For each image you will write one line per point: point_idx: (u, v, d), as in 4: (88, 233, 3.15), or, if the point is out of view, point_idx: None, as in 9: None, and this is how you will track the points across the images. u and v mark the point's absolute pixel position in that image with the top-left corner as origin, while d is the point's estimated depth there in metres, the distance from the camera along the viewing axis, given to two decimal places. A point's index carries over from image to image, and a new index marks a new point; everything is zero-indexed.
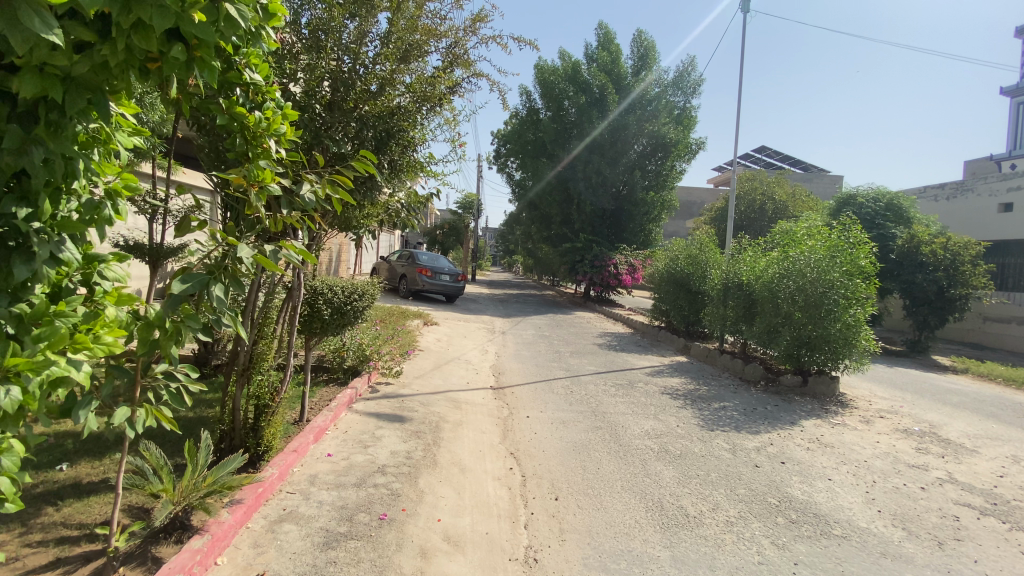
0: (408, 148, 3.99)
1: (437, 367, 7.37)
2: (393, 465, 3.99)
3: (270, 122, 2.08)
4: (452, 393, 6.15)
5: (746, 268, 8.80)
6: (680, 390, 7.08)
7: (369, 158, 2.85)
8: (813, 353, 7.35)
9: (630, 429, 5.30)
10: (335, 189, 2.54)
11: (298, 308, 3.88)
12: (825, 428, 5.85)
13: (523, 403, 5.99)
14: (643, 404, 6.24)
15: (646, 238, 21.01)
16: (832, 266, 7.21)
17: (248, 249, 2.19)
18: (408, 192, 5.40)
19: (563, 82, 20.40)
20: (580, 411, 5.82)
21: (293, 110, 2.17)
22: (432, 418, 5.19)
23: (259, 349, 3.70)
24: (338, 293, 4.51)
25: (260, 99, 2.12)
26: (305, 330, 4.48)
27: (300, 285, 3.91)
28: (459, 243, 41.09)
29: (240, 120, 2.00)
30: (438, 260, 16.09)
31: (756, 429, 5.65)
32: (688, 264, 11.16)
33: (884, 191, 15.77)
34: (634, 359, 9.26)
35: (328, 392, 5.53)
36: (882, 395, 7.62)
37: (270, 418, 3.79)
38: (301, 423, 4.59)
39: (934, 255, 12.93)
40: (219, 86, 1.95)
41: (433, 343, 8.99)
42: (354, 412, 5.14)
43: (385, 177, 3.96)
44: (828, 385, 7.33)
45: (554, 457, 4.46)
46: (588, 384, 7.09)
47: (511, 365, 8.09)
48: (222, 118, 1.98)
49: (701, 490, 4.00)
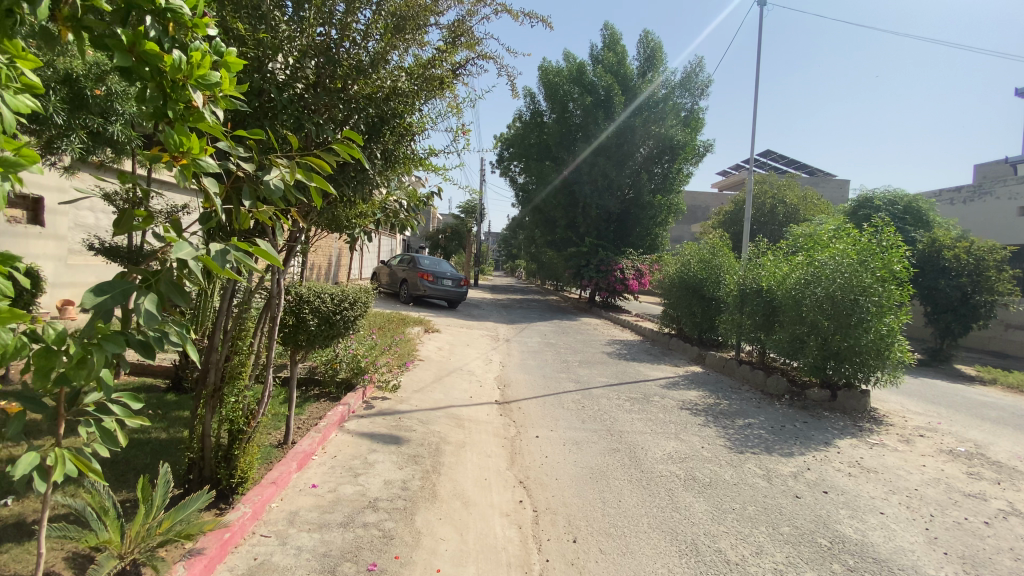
0: (405, 136, 3.52)
1: (439, 379, 6.86)
2: (386, 499, 3.49)
3: (197, 66, 1.61)
4: (455, 409, 5.64)
5: (766, 273, 8.29)
6: (700, 405, 6.57)
7: (357, 138, 2.33)
8: (842, 365, 6.84)
9: (652, 451, 4.79)
10: (307, 174, 2.02)
11: (277, 320, 3.38)
12: (863, 450, 5.36)
13: (531, 421, 5.47)
14: (662, 422, 5.72)
15: (653, 242, 20.54)
16: (863, 271, 6.71)
17: (187, 249, 1.69)
18: (408, 190, 4.92)
19: (568, 84, 19.95)
20: (594, 430, 5.30)
21: (232, 57, 1.71)
22: (432, 439, 4.69)
23: (231, 366, 3.21)
24: (327, 302, 4.00)
25: (188, 40, 1.67)
26: (290, 343, 3.99)
27: (280, 294, 3.37)
28: (461, 247, 40.67)
29: (153, 63, 1.55)
30: (439, 264, 15.63)
31: (789, 452, 5.12)
32: (701, 269, 10.66)
33: (901, 194, 15.28)
34: (646, 369, 8.74)
35: (318, 409, 5.04)
36: (916, 410, 7.09)
37: (244, 444, 3.28)
38: (286, 445, 4.11)
39: (956, 260, 12.43)
40: (122, 16, 1.52)
41: (435, 352, 8.51)
42: (345, 432, 4.64)
43: (378, 169, 3.46)
44: (858, 400, 6.83)
45: (569, 486, 3.95)
46: (601, 398, 6.57)
47: (517, 376, 7.61)
48: (123, 58, 1.53)
49: (739, 528, 3.49)
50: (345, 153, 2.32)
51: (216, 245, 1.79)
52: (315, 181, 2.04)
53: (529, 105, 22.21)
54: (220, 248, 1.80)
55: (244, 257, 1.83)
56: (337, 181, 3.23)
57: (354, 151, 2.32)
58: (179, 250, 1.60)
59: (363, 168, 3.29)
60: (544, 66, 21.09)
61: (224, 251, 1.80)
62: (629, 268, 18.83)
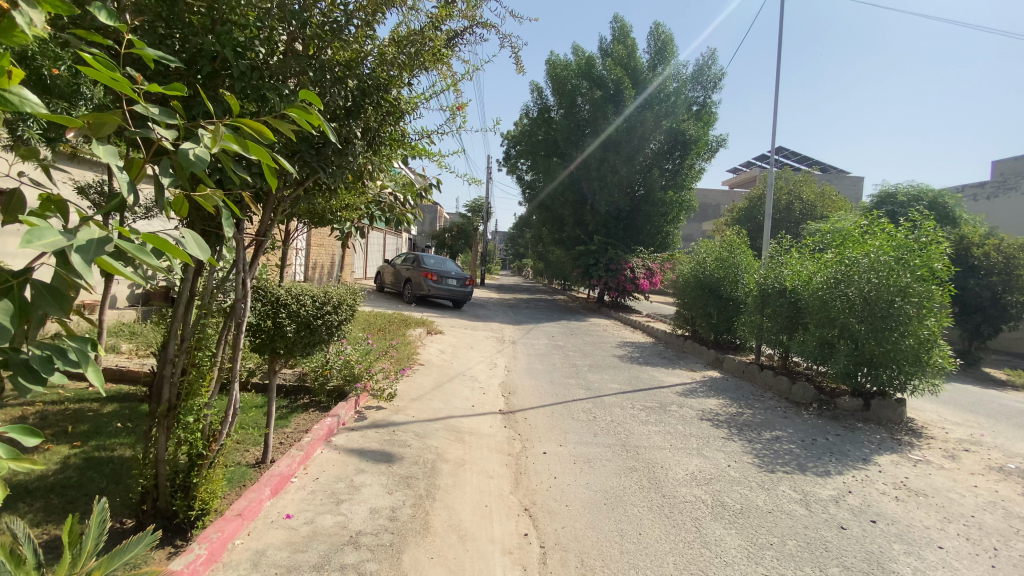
0: (392, 114, 3.05)
1: (439, 386, 6.39)
2: (370, 534, 3.02)
3: None
4: (454, 421, 5.16)
5: (791, 272, 7.73)
6: (721, 415, 6.05)
7: (316, 101, 1.80)
8: (876, 371, 6.30)
9: (673, 471, 4.30)
10: (238, 140, 1.49)
11: (244, 327, 2.91)
12: (906, 468, 4.84)
13: (538, 434, 4.99)
14: (682, 436, 5.20)
15: (664, 240, 19.99)
16: (901, 269, 6.15)
17: (51, 235, 1.20)
18: (404, 180, 4.39)
19: (576, 78, 19.37)
20: (607, 445, 4.80)
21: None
22: (428, 456, 4.23)
23: (189, 380, 2.76)
24: (306, 305, 3.52)
25: None
26: (266, 351, 3.54)
27: (246, 298, 2.89)
28: (468, 246, 40.28)
29: None
30: (444, 263, 15.16)
31: (825, 472, 4.58)
32: (718, 267, 10.12)
33: (925, 189, 14.57)
34: (661, 374, 8.21)
35: (303, 422, 4.60)
36: (955, 420, 6.53)
37: (205, 470, 2.88)
38: (264, 465, 3.69)
39: (986, 258, 11.78)
40: None
41: (436, 356, 8.05)
42: (331, 448, 4.19)
43: (362, 153, 3.00)
44: (894, 411, 6.29)
45: (581, 515, 3.46)
46: (613, 407, 6.06)
47: (523, 382, 7.13)
48: None
49: (781, 570, 2.98)
50: (302, 120, 1.79)
51: (96, 233, 1.27)
52: (254, 152, 1.50)
53: (537, 100, 21.66)
54: (104, 238, 1.28)
55: (140, 250, 1.31)
56: (313, 164, 2.77)
57: (311, 117, 1.79)
58: (21, 236, 1.10)
59: (342, 150, 2.83)
60: (552, 60, 20.57)
61: (104, 240, 1.28)
62: (638, 267, 18.40)
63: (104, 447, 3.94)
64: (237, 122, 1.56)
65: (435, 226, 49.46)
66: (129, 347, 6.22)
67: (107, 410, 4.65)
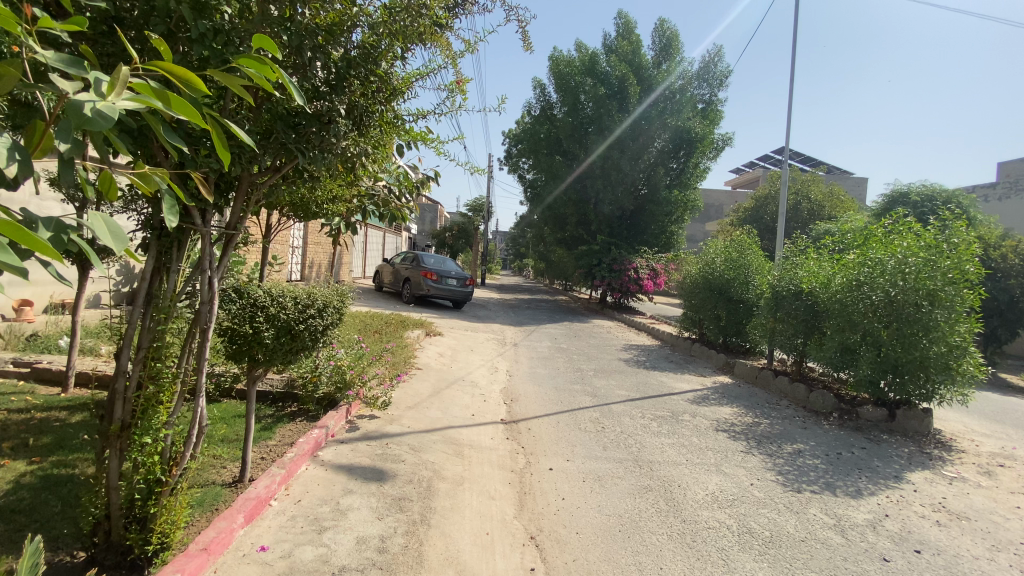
0: (381, 91, 2.69)
1: (437, 393, 6.00)
2: (355, 570, 2.64)
3: None
4: (453, 432, 4.78)
5: (808, 274, 7.36)
6: (737, 426, 5.68)
7: (271, 49, 1.45)
8: (903, 380, 5.94)
9: (691, 491, 3.93)
10: (162, 96, 1.13)
11: (211, 335, 2.53)
12: (942, 488, 4.49)
13: (544, 447, 4.62)
14: (698, 449, 4.83)
15: (668, 241, 19.64)
16: (929, 271, 5.77)
17: None
18: (399, 169, 3.99)
19: (580, 74, 18.91)
20: (619, 460, 4.42)
21: None
22: (424, 472, 3.87)
23: (145, 396, 2.40)
24: (287, 308, 3.14)
25: None
26: (244, 359, 3.19)
27: (211, 301, 2.51)
28: (468, 246, 39.87)
29: None
30: (444, 263, 14.79)
31: (857, 493, 4.21)
32: (727, 267, 9.73)
33: (939, 189, 14.17)
34: (670, 380, 7.83)
35: (289, 434, 4.25)
36: (984, 432, 6.16)
37: (165, 499, 2.51)
38: (242, 485, 3.33)
39: (1004, 260, 11.38)
40: None
41: (435, 359, 7.68)
42: (317, 464, 3.83)
43: (349, 135, 2.64)
44: (921, 422, 5.92)
45: (594, 545, 3.10)
46: (622, 416, 5.68)
47: (526, 388, 6.75)
48: None
49: None
50: (256, 74, 1.44)
51: None
52: (184, 112, 1.15)
53: (539, 97, 21.22)
54: None
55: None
56: (290, 147, 2.41)
57: (266, 70, 1.44)
58: None
59: (324, 131, 2.47)
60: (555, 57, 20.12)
61: None
62: (643, 267, 18.07)
63: (64, 464, 3.57)
64: (159, 70, 1.20)
65: (436, 225, 49.15)
66: (108, 350, 5.87)
67: (75, 420, 4.29)
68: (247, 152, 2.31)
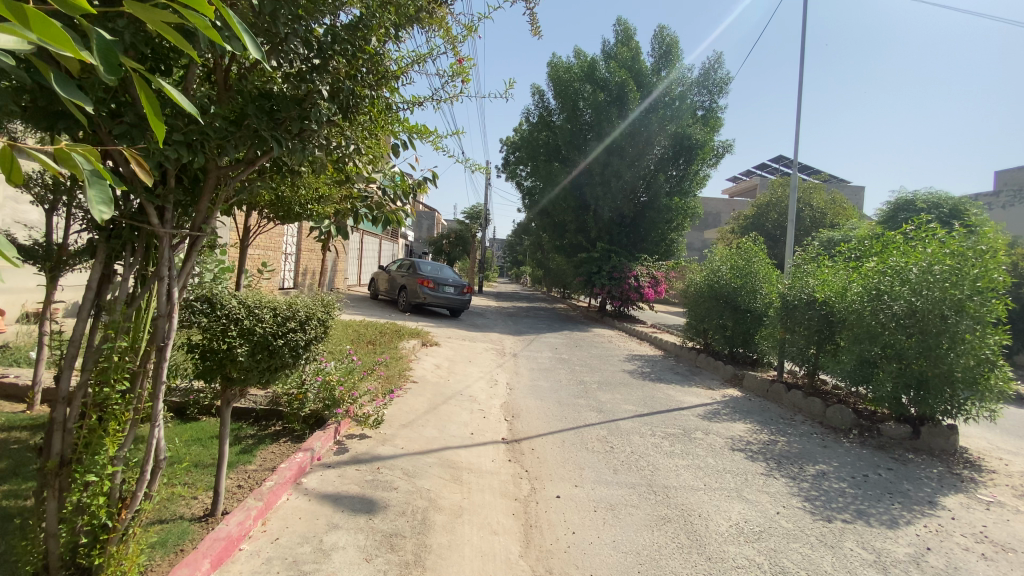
0: (370, 73, 2.35)
1: (433, 409, 5.62)
2: None
3: None
4: (450, 454, 4.40)
5: (822, 282, 7.04)
6: (754, 444, 5.33)
7: None
8: (928, 395, 5.60)
9: (713, 521, 3.56)
10: (24, 19, 0.94)
11: (170, 354, 2.12)
12: (981, 514, 4.14)
13: (549, 470, 4.25)
14: (716, 472, 4.47)
15: (669, 249, 19.37)
16: (956, 280, 5.46)
17: None
18: (394, 170, 3.56)
19: (580, 80, 18.67)
20: (631, 486, 4.04)
21: None
22: (419, 501, 3.50)
23: (88, 427, 2.04)
24: (264, 321, 2.76)
25: None
26: (216, 378, 2.83)
27: (169, 314, 2.10)
28: (466, 254, 39.48)
29: None
30: (442, 270, 14.41)
31: (892, 522, 3.85)
32: (734, 275, 9.40)
33: (945, 196, 13.99)
34: (677, 393, 7.47)
35: (271, 458, 3.86)
36: (1012, 450, 5.83)
37: (111, 547, 2.13)
38: (213, 520, 2.95)
39: (1017, 269, 11.13)
40: None
41: (431, 371, 7.29)
42: (300, 493, 3.44)
43: (334, 122, 2.30)
44: (948, 440, 5.57)
45: None
46: (631, 434, 5.32)
47: (527, 402, 6.38)
48: None
49: None
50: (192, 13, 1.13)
51: None
52: (56, 38, 0.96)
53: (538, 103, 20.99)
54: None
55: None
56: (263, 133, 2.05)
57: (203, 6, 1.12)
58: None
59: (304, 116, 2.13)
60: (554, 63, 19.91)
61: None
62: (643, 275, 17.78)
63: (16, 494, 3.16)
64: None
65: (433, 233, 48.85)
66: None
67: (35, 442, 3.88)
68: (211, 138, 1.96)
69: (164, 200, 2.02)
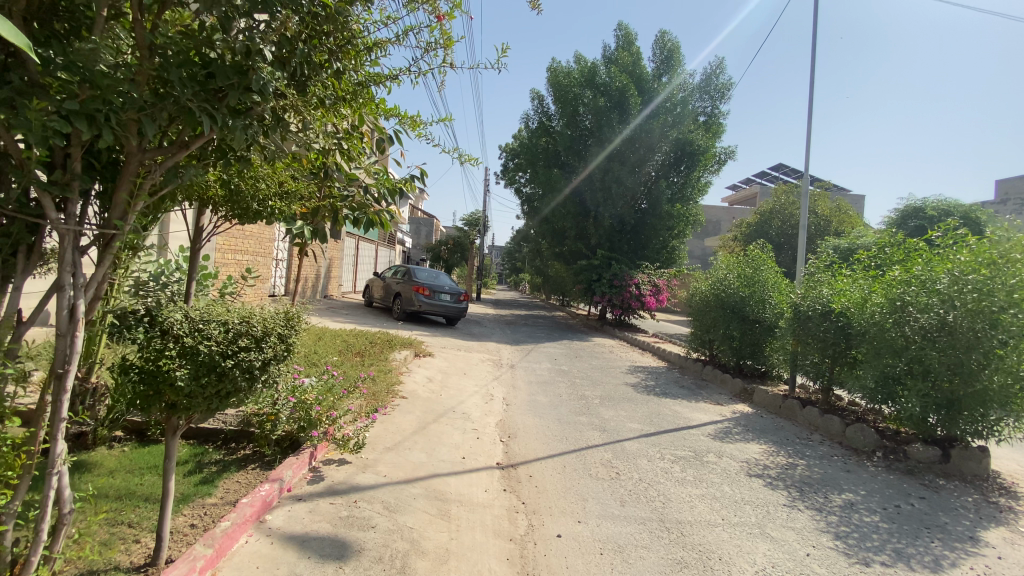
0: (330, 33, 2.04)
1: (423, 429, 5.16)
2: None
3: None
4: (437, 483, 3.94)
5: (838, 293, 6.63)
6: (771, 469, 4.88)
7: None
8: (959, 415, 5.16)
9: (737, 567, 3.10)
10: None
11: (72, 381, 1.69)
12: None
13: (548, 502, 3.80)
14: (733, 503, 4.02)
15: (670, 256, 18.96)
16: (988, 289, 5.04)
17: None
18: (376, 166, 3.15)
19: (580, 85, 18.38)
20: (641, 521, 3.59)
21: None
22: (398, 544, 3.04)
23: None
24: (213, 339, 2.34)
25: None
26: (156, 406, 2.40)
27: (73, 335, 1.67)
28: (464, 260, 39.08)
29: None
30: (438, 277, 13.96)
31: (935, 564, 3.39)
32: (742, 284, 8.98)
33: (954, 203, 13.66)
34: (685, 410, 7.02)
35: (233, 491, 3.39)
36: None
37: None
38: (152, 571, 2.48)
39: None
40: None
41: (423, 386, 6.83)
42: (262, 535, 2.97)
43: (284, 90, 1.96)
44: (980, 464, 5.12)
45: None
46: (638, 458, 4.86)
47: (525, 420, 5.93)
48: None
49: None
50: None
51: None
52: None
53: (538, 109, 20.70)
54: None
55: None
56: (191, 106, 1.67)
57: None
58: None
59: (243, 81, 1.76)
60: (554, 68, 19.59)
61: None
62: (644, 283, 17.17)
63: None
64: None
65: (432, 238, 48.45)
66: None
67: None
68: (120, 109, 1.58)
69: (65, 189, 1.62)
